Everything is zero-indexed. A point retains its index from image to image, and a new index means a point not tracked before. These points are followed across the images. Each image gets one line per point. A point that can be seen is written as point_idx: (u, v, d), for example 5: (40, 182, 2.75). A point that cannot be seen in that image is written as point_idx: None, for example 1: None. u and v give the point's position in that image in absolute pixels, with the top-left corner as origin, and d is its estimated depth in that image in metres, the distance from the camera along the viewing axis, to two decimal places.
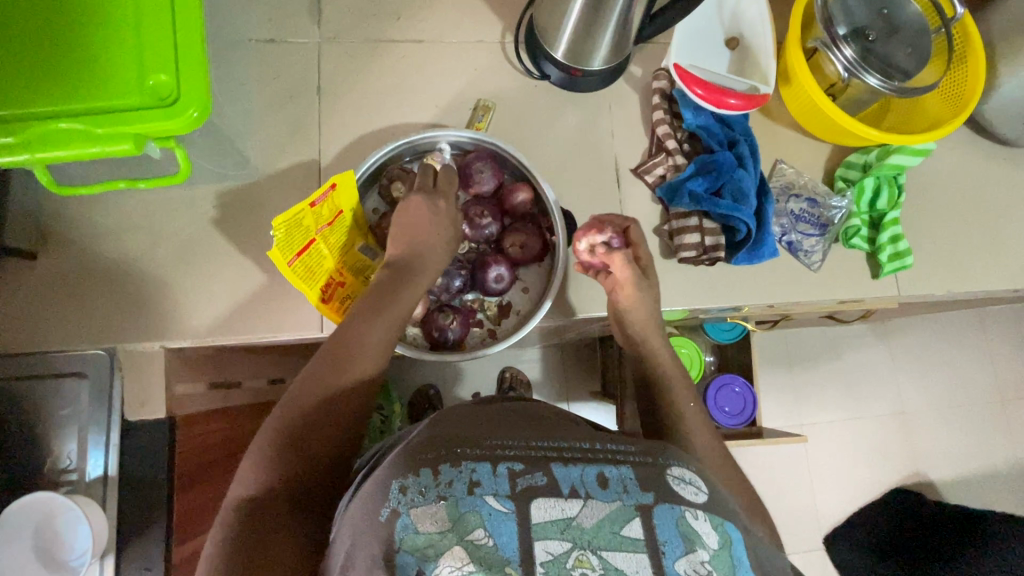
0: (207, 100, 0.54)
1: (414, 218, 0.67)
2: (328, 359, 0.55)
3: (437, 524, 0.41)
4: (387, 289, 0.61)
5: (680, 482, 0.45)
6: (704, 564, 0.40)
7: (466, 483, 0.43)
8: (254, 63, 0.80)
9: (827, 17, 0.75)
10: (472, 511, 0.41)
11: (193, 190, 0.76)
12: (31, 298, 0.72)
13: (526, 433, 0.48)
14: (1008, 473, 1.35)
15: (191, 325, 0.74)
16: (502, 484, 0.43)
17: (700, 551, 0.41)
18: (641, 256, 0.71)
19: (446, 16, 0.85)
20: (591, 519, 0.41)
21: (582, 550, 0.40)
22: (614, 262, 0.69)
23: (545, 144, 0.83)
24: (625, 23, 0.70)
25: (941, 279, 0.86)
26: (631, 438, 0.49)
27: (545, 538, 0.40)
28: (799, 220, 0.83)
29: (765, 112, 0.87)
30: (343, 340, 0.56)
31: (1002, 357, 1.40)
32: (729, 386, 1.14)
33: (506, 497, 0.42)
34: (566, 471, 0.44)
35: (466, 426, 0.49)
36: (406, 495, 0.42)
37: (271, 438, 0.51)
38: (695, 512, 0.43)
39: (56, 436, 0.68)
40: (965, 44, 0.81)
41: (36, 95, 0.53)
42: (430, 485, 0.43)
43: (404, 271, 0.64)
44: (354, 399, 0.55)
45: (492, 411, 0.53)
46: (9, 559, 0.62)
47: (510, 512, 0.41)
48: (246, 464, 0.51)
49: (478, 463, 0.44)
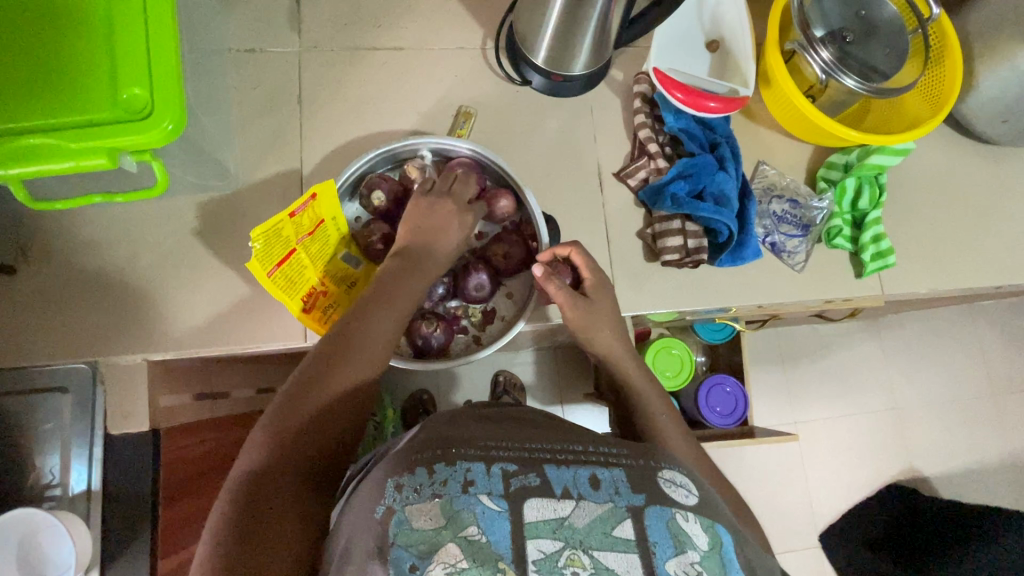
0: (181, 112, 0.54)
1: (438, 223, 0.67)
2: (325, 361, 0.55)
3: (431, 521, 0.40)
4: (396, 283, 0.62)
5: (670, 484, 0.45)
6: (694, 564, 0.40)
7: (460, 482, 0.43)
8: (234, 73, 0.80)
9: (804, 19, 0.75)
10: (467, 509, 0.41)
11: (174, 201, 0.76)
12: (9, 313, 0.72)
13: (520, 435, 0.49)
14: (1000, 467, 1.36)
15: (173, 337, 0.73)
16: (497, 483, 0.43)
17: (690, 552, 0.41)
18: (589, 281, 0.70)
19: (426, 23, 0.85)
20: (584, 519, 0.41)
21: (574, 549, 0.40)
22: (546, 288, 0.68)
23: (528, 149, 0.83)
24: (603, 28, 0.71)
25: (927, 277, 0.86)
26: (622, 442, 0.50)
27: (538, 536, 0.40)
28: (782, 221, 0.84)
29: (747, 114, 0.88)
30: (342, 338, 0.57)
31: (992, 352, 1.41)
32: (720, 386, 1.14)
33: (499, 497, 0.42)
34: (559, 472, 0.44)
35: (463, 429, 0.49)
36: (401, 493, 0.42)
37: (272, 429, 0.52)
38: (686, 514, 0.43)
39: (39, 451, 0.68)
40: (942, 44, 0.81)
41: (9, 112, 0.53)
42: (425, 483, 0.43)
43: (410, 266, 0.64)
44: (350, 403, 0.55)
45: (488, 417, 0.53)
46: None
47: (504, 511, 0.41)
48: (250, 445, 0.52)
49: (473, 463, 0.44)
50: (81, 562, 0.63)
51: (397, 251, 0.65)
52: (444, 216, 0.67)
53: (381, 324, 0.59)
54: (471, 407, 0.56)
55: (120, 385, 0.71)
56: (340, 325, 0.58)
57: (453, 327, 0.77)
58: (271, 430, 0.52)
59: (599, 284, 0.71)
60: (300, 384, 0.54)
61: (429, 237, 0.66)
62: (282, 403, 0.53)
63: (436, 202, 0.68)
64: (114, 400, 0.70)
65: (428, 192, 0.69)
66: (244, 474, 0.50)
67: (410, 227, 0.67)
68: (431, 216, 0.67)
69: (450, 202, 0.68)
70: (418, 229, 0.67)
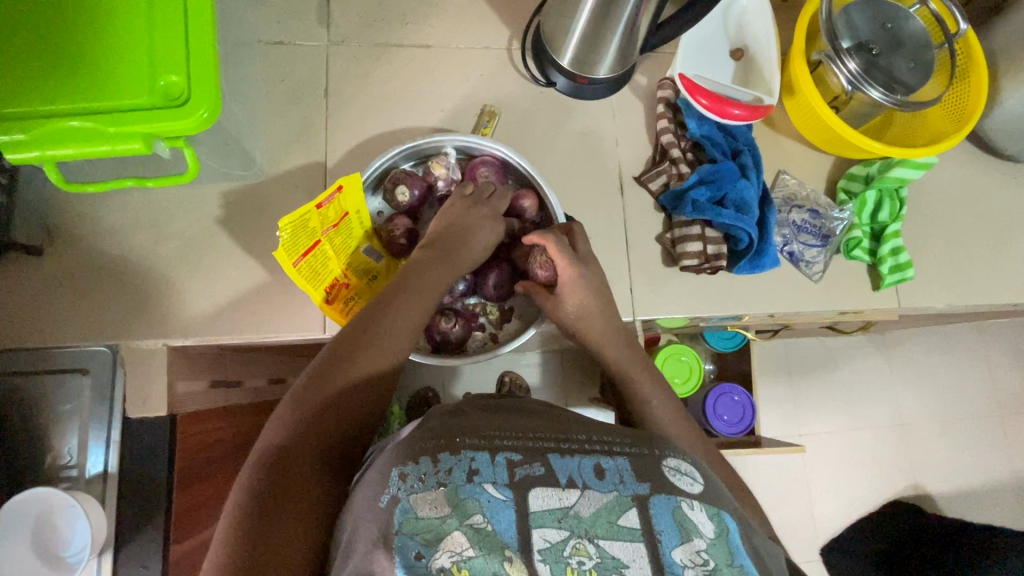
0: (217, 101, 0.54)
1: (472, 223, 0.68)
2: (347, 346, 0.56)
3: (436, 510, 0.41)
4: (417, 276, 0.62)
5: (676, 472, 0.45)
6: (701, 552, 0.40)
7: (465, 471, 0.43)
8: (262, 65, 0.81)
9: (832, 29, 0.75)
10: (472, 498, 0.41)
11: (199, 190, 0.76)
12: (33, 295, 0.72)
13: (528, 425, 0.49)
14: (1006, 486, 1.35)
15: (193, 324, 0.74)
16: (501, 473, 0.43)
17: (696, 540, 0.41)
18: (564, 278, 0.68)
19: (453, 22, 0.85)
20: (589, 508, 0.41)
21: (580, 538, 0.40)
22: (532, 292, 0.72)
23: (550, 149, 0.84)
24: (631, 33, 0.71)
25: (943, 292, 0.86)
26: (625, 430, 0.50)
27: (543, 526, 0.40)
28: (801, 231, 0.84)
29: (768, 124, 0.88)
30: (365, 325, 0.57)
31: (1000, 370, 1.40)
32: (728, 395, 1.14)
33: (504, 486, 0.42)
34: (563, 461, 0.45)
35: (473, 419, 0.49)
36: (405, 482, 0.42)
37: (294, 410, 0.52)
38: (690, 502, 0.43)
39: (58, 432, 0.69)
40: (966, 61, 0.82)
41: (49, 95, 0.53)
42: (430, 472, 0.43)
43: (434, 260, 0.64)
44: (370, 390, 0.56)
45: (497, 406, 0.53)
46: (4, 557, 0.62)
47: (509, 500, 0.41)
48: (272, 424, 0.53)
49: (478, 453, 0.45)
50: (96, 543, 0.64)
51: (428, 241, 0.67)
52: (476, 219, 0.68)
53: (403, 312, 0.59)
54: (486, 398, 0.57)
55: (140, 369, 0.72)
56: (363, 313, 0.59)
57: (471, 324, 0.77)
58: (290, 413, 0.52)
59: (575, 276, 0.68)
60: (323, 368, 0.55)
61: (461, 235, 0.67)
62: (306, 384, 0.54)
63: (471, 207, 0.69)
64: (133, 385, 0.71)
65: (466, 195, 0.71)
66: (265, 454, 0.50)
67: (443, 221, 0.68)
68: (466, 216, 0.68)
69: (485, 209, 0.69)
70: (451, 224, 0.68)
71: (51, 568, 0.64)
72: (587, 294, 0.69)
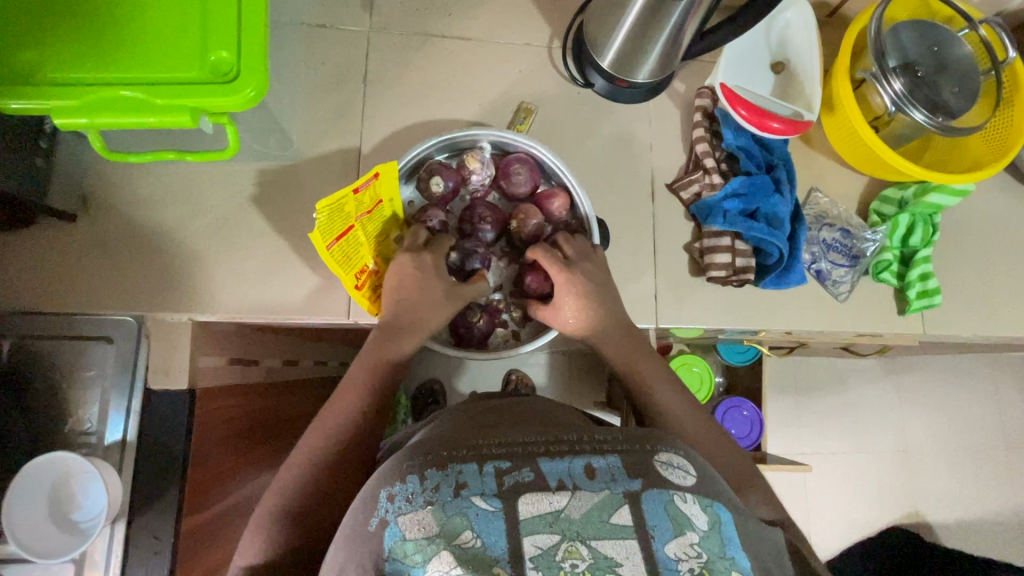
0: (265, 81, 0.54)
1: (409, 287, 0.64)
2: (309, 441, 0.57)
3: (422, 531, 0.40)
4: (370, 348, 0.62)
5: (667, 467, 0.44)
6: (693, 546, 0.40)
7: (452, 486, 0.43)
8: (304, 48, 0.81)
9: (880, 48, 0.74)
10: (459, 514, 0.41)
11: (234, 167, 0.76)
12: (65, 260, 0.73)
13: (513, 432, 0.49)
14: (1006, 521, 1.34)
15: (221, 300, 0.74)
16: (489, 483, 0.42)
17: (688, 533, 0.40)
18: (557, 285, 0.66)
19: (495, 16, 0.85)
20: (579, 510, 0.41)
21: (572, 541, 0.40)
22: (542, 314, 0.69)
23: (584, 150, 0.83)
24: (676, 38, 0.70)
25: (969, 320, 0.85)
26: (622, 428, 0.49)
27: (534, 533, 0.40)
28: (831, 249, 0.83)
29: (805, 140, 0.87)
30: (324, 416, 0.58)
31: (1009, 403, 1.39)
32: (737, 409, 1.15)
33: (493, 496, 0.42)
34: (553, 464, 0.44)
35: (457, 434, 0.49)
36: (393, 503, 0.43)
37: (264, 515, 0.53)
38: (684, 495, 0.42)
39: (80, 399, 0.68)
40: (1012, 90, 0.81)
41: (100, 65, 0.54)
42: (417, 491, 0.43)
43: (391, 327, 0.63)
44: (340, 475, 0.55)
45: (479, 419, 0.54)
46: (26, 533, 0.61)
47: (498, 511, 0.41)
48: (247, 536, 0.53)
49: (465, 465, 0.44)
50: (111, 511, 0.63)
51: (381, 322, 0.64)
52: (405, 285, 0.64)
53: (366, 417, 0.59)
54: (467, 411, 0.57)
55: (163, 342, 0.72)
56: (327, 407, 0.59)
57: (495, 319, 0.76)
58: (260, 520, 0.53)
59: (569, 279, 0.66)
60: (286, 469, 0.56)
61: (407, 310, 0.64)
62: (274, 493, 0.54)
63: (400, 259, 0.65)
64: (157, 355, 0.71)
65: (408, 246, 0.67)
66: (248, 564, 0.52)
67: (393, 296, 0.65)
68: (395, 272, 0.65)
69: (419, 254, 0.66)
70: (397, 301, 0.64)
71: (76, 536, 0.63)
72: (591, 309, 0.66)
